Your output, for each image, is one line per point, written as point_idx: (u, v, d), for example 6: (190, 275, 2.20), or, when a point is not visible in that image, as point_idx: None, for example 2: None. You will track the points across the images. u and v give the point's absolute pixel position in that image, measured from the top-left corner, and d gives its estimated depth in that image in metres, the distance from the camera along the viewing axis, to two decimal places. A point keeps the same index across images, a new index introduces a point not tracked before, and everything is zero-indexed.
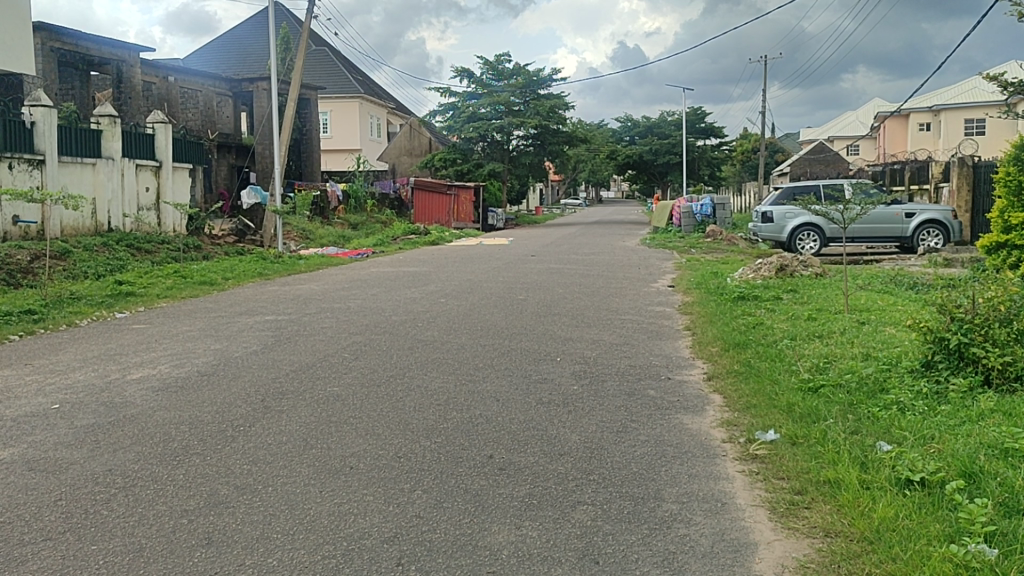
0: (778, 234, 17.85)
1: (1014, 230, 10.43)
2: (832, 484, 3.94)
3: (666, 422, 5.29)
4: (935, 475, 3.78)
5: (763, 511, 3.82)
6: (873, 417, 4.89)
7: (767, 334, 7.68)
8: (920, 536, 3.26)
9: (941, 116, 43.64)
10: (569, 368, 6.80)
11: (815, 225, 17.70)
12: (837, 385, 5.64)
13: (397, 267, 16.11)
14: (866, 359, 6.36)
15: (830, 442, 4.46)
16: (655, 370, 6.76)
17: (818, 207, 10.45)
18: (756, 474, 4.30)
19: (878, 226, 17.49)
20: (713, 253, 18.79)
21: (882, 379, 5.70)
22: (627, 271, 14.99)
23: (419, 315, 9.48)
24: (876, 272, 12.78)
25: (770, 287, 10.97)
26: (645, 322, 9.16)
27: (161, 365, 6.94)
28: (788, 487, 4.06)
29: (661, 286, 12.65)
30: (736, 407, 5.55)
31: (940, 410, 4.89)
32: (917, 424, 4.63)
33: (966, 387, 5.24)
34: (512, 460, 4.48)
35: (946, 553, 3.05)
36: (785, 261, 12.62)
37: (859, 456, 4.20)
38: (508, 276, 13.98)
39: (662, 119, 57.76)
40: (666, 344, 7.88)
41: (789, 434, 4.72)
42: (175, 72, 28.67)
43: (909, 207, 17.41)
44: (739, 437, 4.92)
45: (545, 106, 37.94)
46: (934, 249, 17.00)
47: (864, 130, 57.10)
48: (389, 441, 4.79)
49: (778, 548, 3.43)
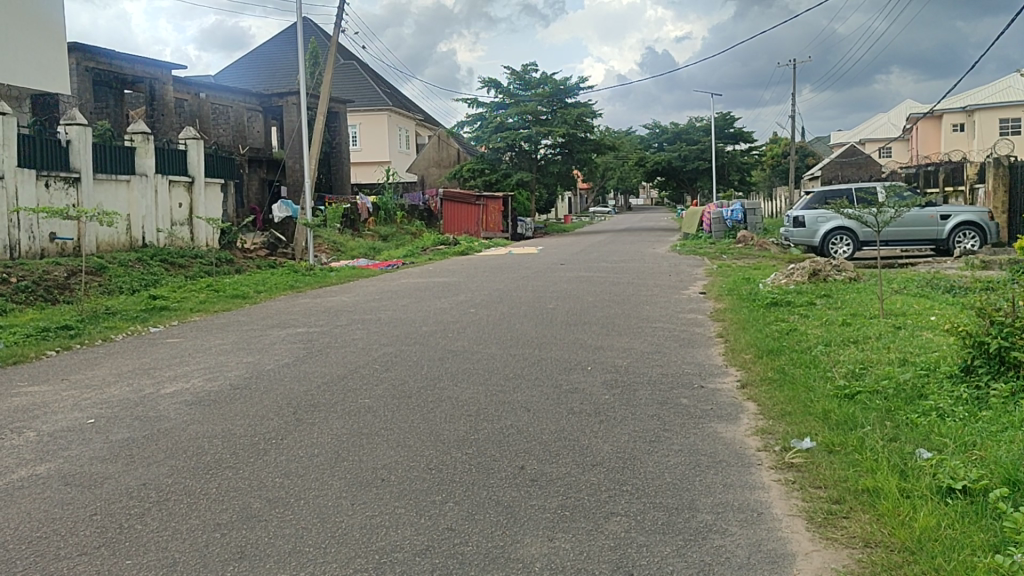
0: (810, 238, 17.63)
1: None
2: (871, 492, 3.87)
3: (700, 430, 5.23)
4: (978, 482, 3.71)
5: (800, 521, 3.75)
6: (912, 423, 4.79)
7: (801, 340, 7.57)
8: (964, 546, 3.19)
9: (975, 116, 43.05)
10: (600, 377, 6.73)
11: (848, 229, 17.48)
12: (874, 391, 5.55)
13: (426, 278, 16.11)
14: (903, 364, 6.26)
15: (868, 450, 4.38)
16: (688, 378, 6.68)
17: (852, 211, 10.29)
18: (792, 483, 4.22)
19: (913, 229, 17.20)
20: (743, 259, 18.62)
21: (921, 384, 5.60)
22: (658, 277, 14.91)
23: (449, 325, 9.48)
24: (911, 276, 12.61)
25: (803, 292, 10.85)
26: (676, 329, 9.08)
27: (194, 378, 7.00)
28: (826, 495, 3.99)
29: (693, 292, 12.54)
30: (771, 415, 5.47)
31: (981, 416, 4.79)
32: (957, 430, 4.54)
33: (1008, 391, 5.12)
34: (543, 471, 4.44)
35: (990, 563, 2.99)
36: (818, 265, 12.40)
37: (898, 464, 4.11)
38: (537, 284, 14.04)
39: (690, 125, 57.66)
40: (699, 352, 7.78)
41: (826, 442, 4.64)
42: (206, 88, 28.97)
43: (943, 209, 17.14)
44: (774, 445, 4.84)
45: (573, 114, 37.97)
46: (972, 252, 16.71)
47: (895, 132, 56.55)
48: (420, 452, 4.78)
49: (816, 559, 3.36)
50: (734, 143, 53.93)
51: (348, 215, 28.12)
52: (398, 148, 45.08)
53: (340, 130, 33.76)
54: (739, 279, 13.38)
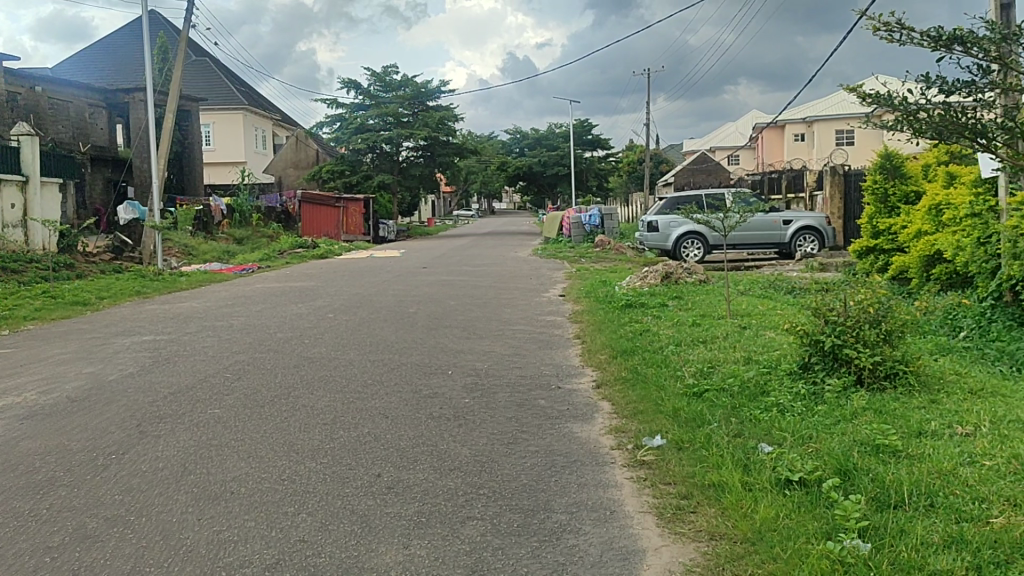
0: (664, 242, 18.27)
1: (882, 235, 11.84)
2: (717, 486, 4.02)
3: (556, 431, 5.30)
4: (812, 473, 3.94)
5: (650, 517, 3.85)
6: (755, 418, 5.03)
7: (654, 340, 7.83)
8: (801, 534, 3.37)
9: (814, 127, 45.70)
10: (460, 381, 6.72)
11: (699, 233, 18.26)
12: (721, 388, 5.80)
13: (284, 283, 15.68)
14: (747, 362, 6.58)
15: (714, 445, 4.56)
16: (546, 380, 6.77)
17: (701, 216, 10.74)
18: (644, 480, 4.34)
19: (758, 233, 18.11)
20: (601, 263, 19.10)
21: (763, 381, 5.89)
22: (518, 281, 15.08)
23: (306, 331, 9.26)
24: (755, 278, 13.26)
25: (656, 294, 11.22)
26: (535, 332, 9.20)
27: (26, 391, 6.53)
28: (675, 491, 4.12)
29: (552, 295, 12.74)
30: (625, 413, 5.62)
31: (817, 410, 5.10)
32: (796, 424, 4.81)
33: (840, 387, 5.49)
34: (400, 478, 4.39)
35: (823, 550, 3.18)
36: (671, 268, 12.86)
37: (742, 458, 4.30)
38: (399, 288, 13.92)
39: (550, 131, 58.77)
40: (557, 354, 7.91)
41: (675, 439, 4.80)
42: (43, 81, 27.20)
43: (786, 215, 18.14)
44: (628, 443, 4.97)
45: (434, 117, 37.97)
46: (811, 255, 17.76)
47: (742, 141, 59.40)
48: (273, 463, 4.63)
49: (665, 553, 3.46)
50: (592, 150, 55.39)
51: (201, 217, 27.05)
52: (255, 148, 43.76)
53: (192, 129, 32.44)
54: (596, 282, 13.69)
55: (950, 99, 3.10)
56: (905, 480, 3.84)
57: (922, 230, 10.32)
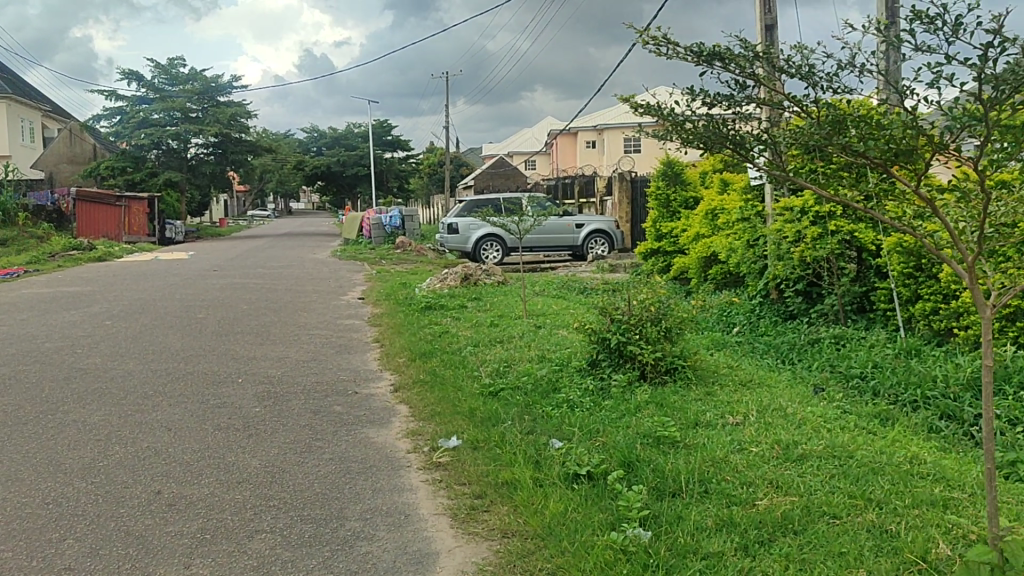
0: (463, 244, 18.46)
1: (664, 238, 12.60)
2: (509, 485, 4.10)
3: (351, 437, 5.21)
4: (599, 467, 4.11)
5: (444, 518, 3.86)
6: (547, 415, 5.17)
7: (451, 342, 7.88)
8: (587, 527, 3.50)
9: (605, 134, 47.85)
10: (252, 389, 6.46)
11: (497, 236, 18.60)
12: (515, 387, 5.92)
13: (55, 288, 14.43)
14: (541, 361, 6.76)
15: (507, 443, 4.65)
16: (342, 385, 6.64)
17: (497, 218, 10.93)
18: (439, 482, 4.34)
19: (553, 236, 18.72)
20: (401, 265, 19.05)
21: (555, 378, 6.06)
22: (316, 284, 14.73)
23: (80, 340, 8.57)
24: (550, 278, 13.68)
25: (455, 296, 11.31)
26: (333, 336, 9.01)
27: None
28: (469, 491, 4.15)
29: (351, 298, 12.55)
30: (421, 416, 5.61)
31: (605, 405, 5.32)
32: (584, 419, 4.99)
33: (626, 382, 5.77)
34: (183, 494, 4.15)
35: (608, 541, 3.33)
36: (469, 270, 13.01)
37: (533, 455, 4.41)
38: (187, 293, 13.20)
39: (349, 132, 57.98)
40: (355, 358, 7.79)
41: (470, 439, 4.85)
42: None
43: (578, 218, 18.83)
44: (423, 446, 4.96)
45: (226, 113, 36.45)
46: (602, 256, 18.56)
47: (538, 146, 61.25)
48: (37, 486, 4.23)
49: (458, 554, 3.48)
50: (392, 151, 55.25)
51: None
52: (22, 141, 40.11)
53: None
54: (396, 284, 13.62)
55: (713, 110, 3.29)
56: (682, 469, 4.09)
57: (700, 233, 11.07)
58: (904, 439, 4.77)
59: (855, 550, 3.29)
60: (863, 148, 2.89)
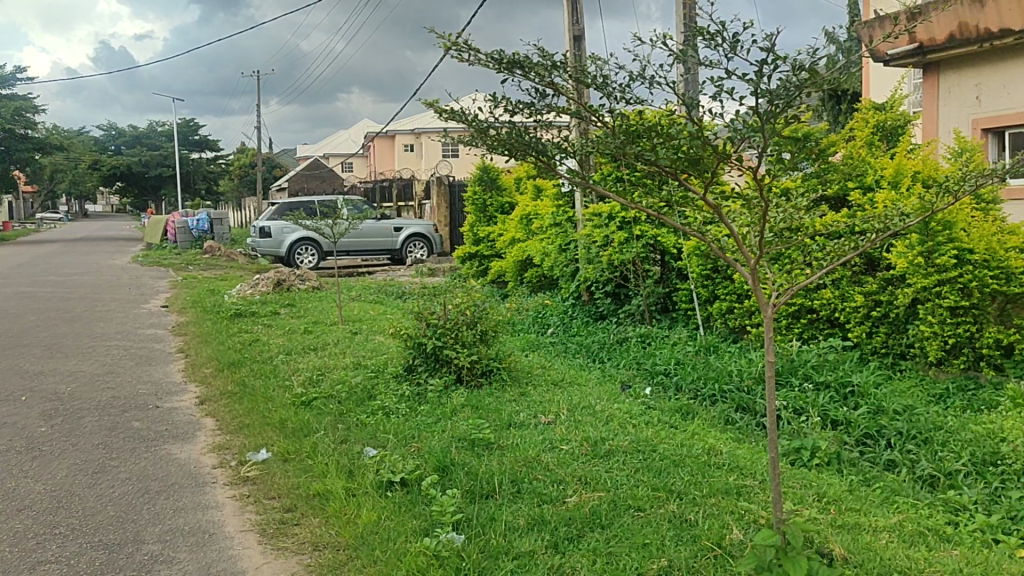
0: (277, 248, 17.89)
1: (481, 242, 12.81)
2: (321, 496, 4.00)
3: (151, 454, 4.90)
4: (413, 473, 4.09)
5: (252, 535, 3.70)
6: (362, 423, 5.09)
7: (262, 350, 7.59)
8: (401, 534, 3.47)
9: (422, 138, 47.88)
10: (37, 408, 5.94)
11: (312, 240, 18.17)
12: (329, 395, 5.78)
13: None
14: (356, 368, 6.64)
15: (320, 454, 4.53)
16: (142, 400, 6.24)
17: (310, 222, 10.67)
18: (247, 497, 4.16)
19: (370, 240, 18.49)
20: (211, 271, 18.20)
21: (370, 385, 5.97)
22: (115, 291, 13.81)
23: None
24: (367, 283, 13.49)
25: (267, 302, 10.93)
26: (132, 347, 8.46)
27: None
28: (278, 505, 4.01)
29: (154, 306, 11.85)
30: (228, 429, 5.36)
31: (421, 410, 5.30)
32: (400, 426, 4.95)
33: (442, 386, 5.78)
34: None
35: (420, 547, 3.31)
36: (282, 275, 12.61)
37: (346, 464, 4.32)
38: None
39: (151, 130, 54.87)
40: (157, 370, 7.34)
41: (281, 451, 4.69)
42: None
43: (396, 222, 18.71)
44: (231, 460, 4.74)
45: (9, 107, 33.53)
46: (421, 260, 18.55)
47: (355, 148, 60.44)
48: None
49: (267, 571, 3.35)
50: (200, 151, 52.83)
51: None
52: None
53: None
54: (204, 291, 12.99)
55: (515, 118, 3.34)
56: (496, 471, 4.14)
57: (515, 238, 11.30)
58: (702, 431, 5.06)
59: (657, 540, 3.45)
60: (654, 155, 3.03)
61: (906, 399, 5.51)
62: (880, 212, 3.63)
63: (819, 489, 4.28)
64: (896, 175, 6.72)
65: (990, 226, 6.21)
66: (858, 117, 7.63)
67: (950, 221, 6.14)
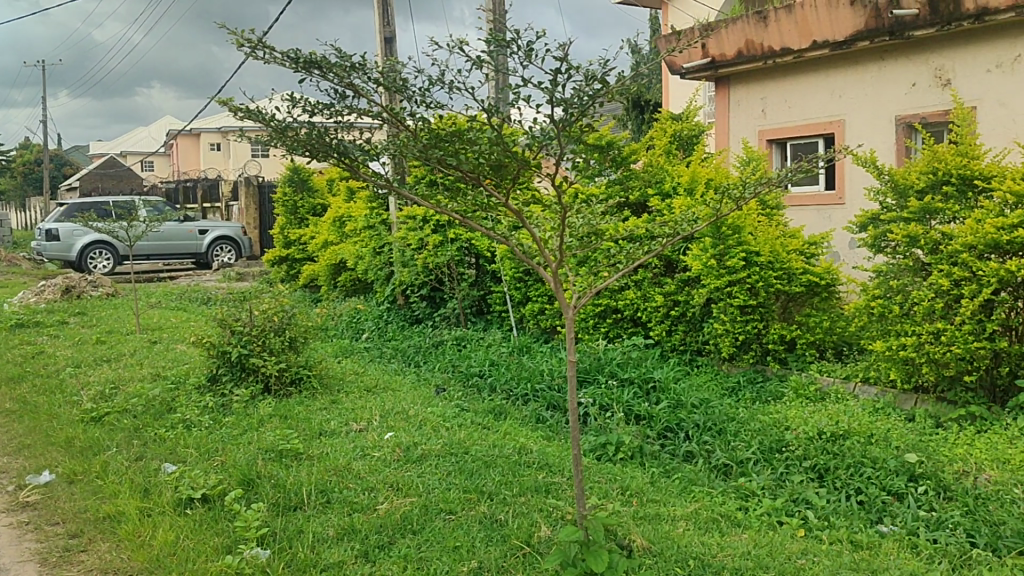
0: (67, 252, 16.59)
1: (292, 245, 12.49)
2: (112, 518, 3.73)
3: None
4: (215, 488, 3.90)
5: (32, 565, 3.40)
6: (159, 438, 4.80)
7: (47, 364, 7.00)
8: (200, 554, 3.30)
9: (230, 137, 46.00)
10: None
11: (107, 243, 17.00)
12: (123, 409, 5.41)
13: None
14: (154, 379, 6.26)
15: (112, 473, 4.23)
16: None
17: (103, 224, 9.97)
18: (25, 525, 3.81)
19: (173, 243, 17.55)
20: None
21: (170, 397, 5.65)
22: None
23: None
24: (169, 289, 12.78)
25: (54, 311, 10.11)
26: None
27: None
28: (63, 531, 3.70)
29: None
30: (5, 451, 4.90)
31: (225, 422, 5.08)
32: (201, 439, 4.72)
33: (248, 396, 5.57)
34: None
35: (222, 566, 3.17)
36: (72, 282, 11.71)
37: (141, 483, 4.06)
38: None
39: None
40: None
41: (66, 472, 4.34)
42: None
43: (202, 224, 17.86)
44: (7, 485, 4.33)
45: None
46: (229, 265, 17.79)
47: (157, 146, 57.18)
48: None
49: None
50: None
51: None
52: None
53: None
54: None
55: (314, 119, 3.24)
56: (304, 481, 4.03)
57: (328, 241, 11.10)
58: (513, 431, 5.15)
59: (468, 542, 3.47)
60: (456, 160, 3.06)
61: (702, 392, 5.86)
62: (672, 219, 3.88)
63: (623, 482, 4.46)
64: (690, 183, 7.13)
65: (774, 231, 6.70)
66: (657, 126, 8.03)
67: (738, 226, 6.59)
